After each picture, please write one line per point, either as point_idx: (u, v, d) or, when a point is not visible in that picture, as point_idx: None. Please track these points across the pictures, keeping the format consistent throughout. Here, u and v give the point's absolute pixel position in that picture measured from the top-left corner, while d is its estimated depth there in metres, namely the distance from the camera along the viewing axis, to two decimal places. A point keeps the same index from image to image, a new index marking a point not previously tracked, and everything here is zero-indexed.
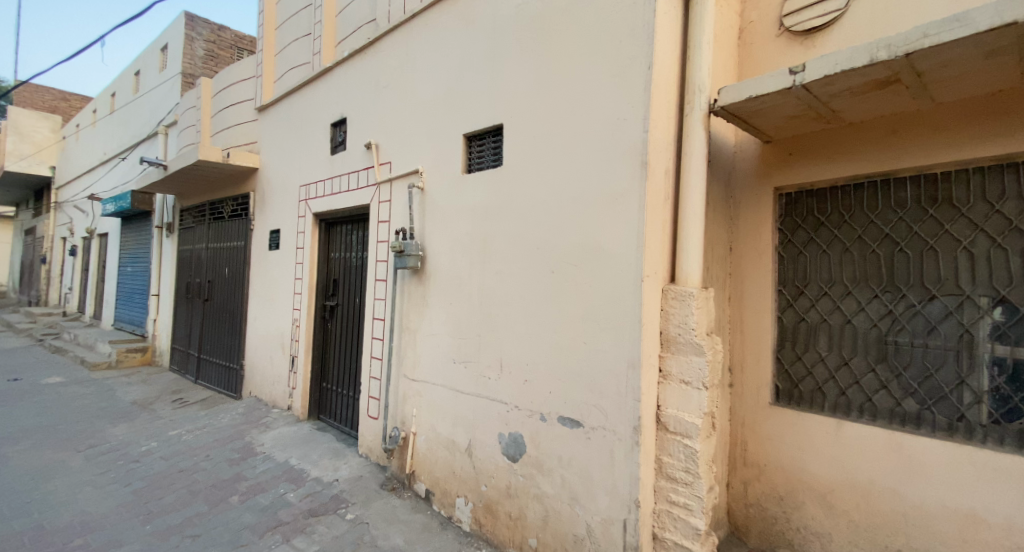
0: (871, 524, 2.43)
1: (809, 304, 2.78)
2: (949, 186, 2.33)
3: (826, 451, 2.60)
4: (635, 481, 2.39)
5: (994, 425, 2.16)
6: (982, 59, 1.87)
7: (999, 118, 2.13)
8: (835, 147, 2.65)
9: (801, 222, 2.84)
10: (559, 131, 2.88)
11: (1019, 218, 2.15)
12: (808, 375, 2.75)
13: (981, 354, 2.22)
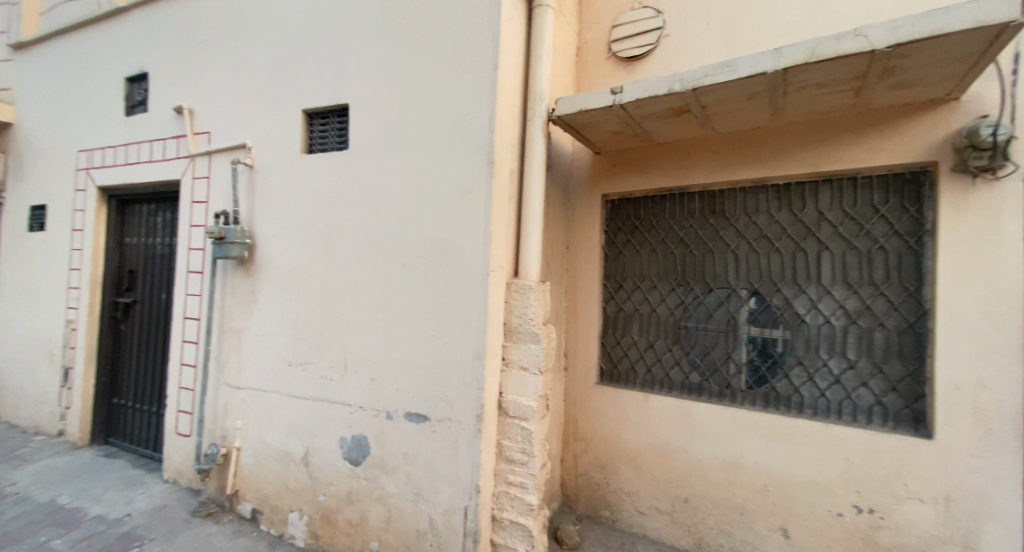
0: (668, 478, 2.92)
1: (626, 296, 3.20)
2: (724, 201, 2.89)
3: (637, 421, 3.04)
4: (476, 468, 2.49)
5: (749, 390, 2.75)
6: (745, 100, 2.34)
7: (757, 149, 2.71)
8: (647, 162, 3.07)
9: (621, 226, 3.25)
10: (406, 120, 2.80)
11: (767, 228, 2.75)
12: (624, 357, 3.18)
13: (741, 334, 2.80)
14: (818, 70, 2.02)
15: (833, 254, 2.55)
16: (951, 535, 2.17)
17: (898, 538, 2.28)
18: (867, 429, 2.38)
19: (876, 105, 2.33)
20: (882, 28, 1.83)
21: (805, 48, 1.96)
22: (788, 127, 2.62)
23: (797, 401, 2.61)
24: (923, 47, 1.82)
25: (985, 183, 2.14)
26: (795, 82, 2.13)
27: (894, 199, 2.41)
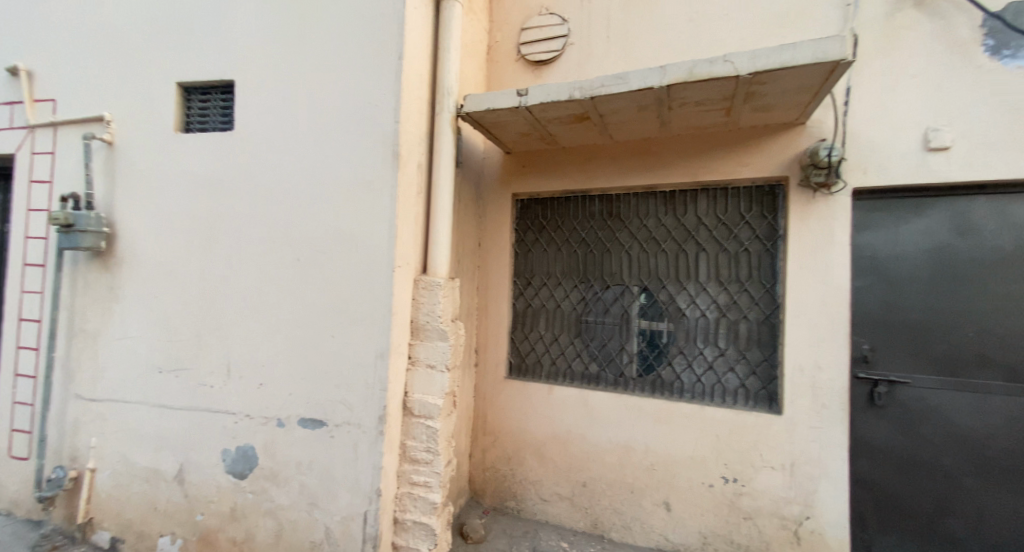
0: (568, 466, 3.07)
1: (534, 293, 3.31)
2: (621, 204, 3.09)
3: (541, 412, 3.16)
4: (377, 471, 2.41)
5: (640, 378, 2.98)
6: (637, 111, 2.53)
7: (650, 157, 2.93)
8: (553, 164, 3.19)
9: (529, 224, 3.35)
10: (302, 105, 2.61)
11: (657, 230, 2.99)
12: (531, 351, 3.28)
13: (634, 327, 3.02)
14: (697, 88, 2.23)
15: (709, 254, 2.85)
16: (795, 496, 2.54)
17: (756, 502, 2.62)
18: (734, 409, 2.70)
19: (745, 124, 2.64)
20: (746, 56, 2.08)
21: (684, 68, 2.16)
22: (675, 139, 2.87)
23: (679, 387, 2.88)
24: (777, 76, 2.09)
25: (824, 197, 2.53)
26: (678, 98, 2.35)
27: (757, 208, 2.75)
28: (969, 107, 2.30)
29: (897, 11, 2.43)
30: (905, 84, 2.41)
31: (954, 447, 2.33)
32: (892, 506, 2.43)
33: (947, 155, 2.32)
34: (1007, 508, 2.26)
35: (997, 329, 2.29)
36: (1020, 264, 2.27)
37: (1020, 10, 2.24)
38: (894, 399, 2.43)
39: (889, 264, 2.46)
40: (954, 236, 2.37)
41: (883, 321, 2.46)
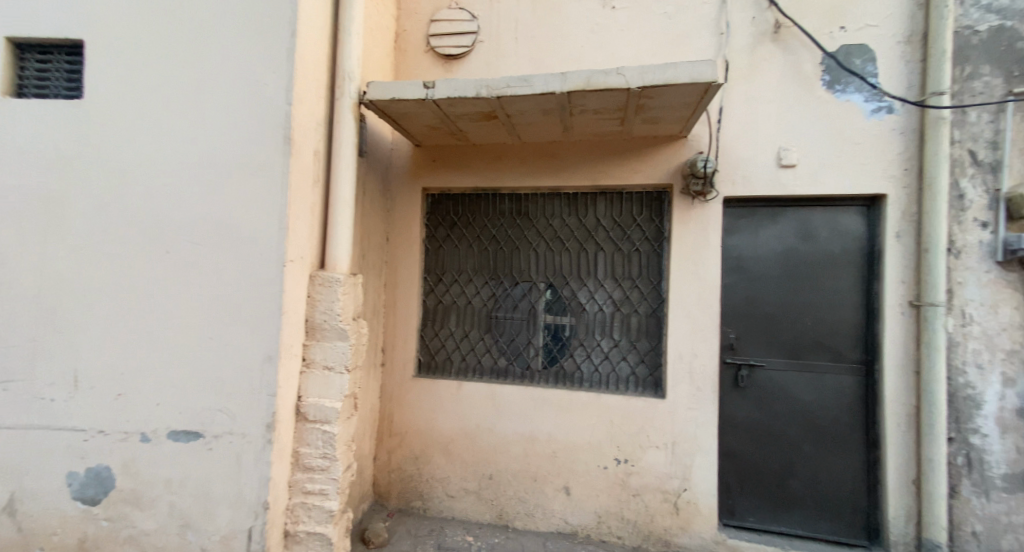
0: (475, 461, 3.10)
1: (444, 289, 3.29)
2: (529, 203, 3.18)
3: (449, 409, 3.15)
4: (264, 483, 2.22)
5: (545, 371, 3.10)
6: (542, 114, 2.61)
7: (555, 159, 3.05)
8: (463, 161, 3.19)
9: (440, 220, 3.32)
10: (175, 77, 2.30)
11: (562, 229, 3.13)
12: (441, 348, 3.26)
13: (540, 322, 3.13)
14: (595, 96, 2.37)
15: (608, 253, 3.05)
16: (675, 471, 2.83)
17: (643, 479, 2.87)
18: (626, 395, 2.93)
19: (638, 134, 2.87)
20: (636, 71, 2.25)
21: (583, 76, 2.28)
22: (578, 144, 3.02)
23: (580, 378, 3.05)
24: (663, 91, 2.30)
25: (700, 203, 2.83)
26: (578, 104, 2.47)
27: (647, 211, 3.00)
28: (810, 132, 2.72)
29: (759, 45, 2.81)
30: (764, 108, 2.78)
31: (797, 419, 2.76)
32: (750, 472, 2.81)
33: (793, 172, 2.73)
34: (834, 466, 2.72)
35: (828, 319, 2.75)
36: (844, 264, 2.75)
37: (848, 54, 2.70)
38: (752, 380, 2.82)
39: (749, 263, 2.84)
40: (799, 240, 2.80)
41: (745, 313, 2.84)
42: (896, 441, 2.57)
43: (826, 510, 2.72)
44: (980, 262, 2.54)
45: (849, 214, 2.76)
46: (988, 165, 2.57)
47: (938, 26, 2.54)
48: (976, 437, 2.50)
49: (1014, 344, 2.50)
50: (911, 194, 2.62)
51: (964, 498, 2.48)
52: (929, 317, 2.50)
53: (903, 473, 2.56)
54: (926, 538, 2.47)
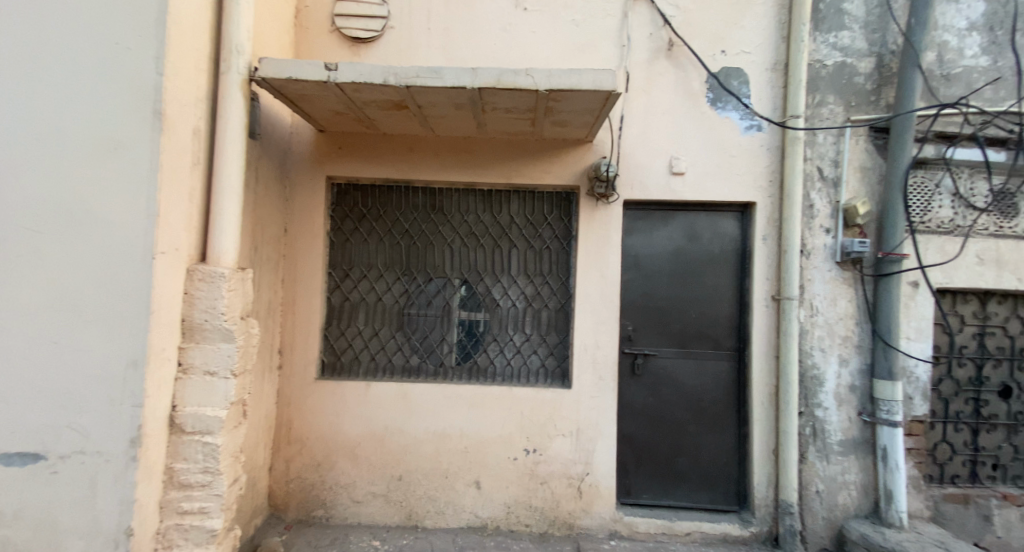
0: (383, 463, 2.99)
1: (352, 285, 3.12)
2: (443, 198, 3.14)
3: (356, 411, 3.00)
4: (128, 507, 1.94)
5: (458, 367, 3.09)
6: (454, 108, 2.59)
7: (469, 154, 3.04)
8: (372, 151, 3.05)
9: (348, 212, 3.15)
10: (6, 28, 1.90)
11: (476, 225, 3.13)
12: (348, 347, 3.10)
13: (454, 318, 3.11)
14: (505, 95, 2.40)
15: (520, 250, 3.12)
16: (579, 456, 2.99)
17: (550, 467, 2.99)
18: (535, 387, 3.02)
19: (548, 136, 2.96)
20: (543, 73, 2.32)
21: (492, 73, 2.30)
22: (492, 141, 3.04)
23: (493, 372, 3.09)
24: (569, 96, 2.40)
25: (603, 204, 3.01)
26: (489, 101, 2.49)
27: (557, 211, 3.12)
28: (696, 144, 3.03)
29: (655, 60, 3.05)
30: (659, 119, 3.03)
31: (683, 402, 3.07)
32: (644, 452, 3.07)
33: (682, 179, 3.02)
34: (713, 442, 3.07)
35: (710, 311, 3.10)
36: (723, 263, 3.11)
37: (727, 76, 3.05)
38: (646, 368, 3.07)
39: (645, 261, 3.10)
40: (686, 241, 3.10)
41: (641, 307, 3.09)
42: (761, 416, 2.97)
43: (707, 482, 3.06)
44: (823, 263, 3.03)
45: (726, 218, 3.13)
46: (830, 181, 3.07)
47: (796, 60, 2.97)
48: (819, 409, 2.99)
49: (846, 331, 3.03)
50: (774, 203, 3.04)
51: (810, 462, 2.95)
52: (786, 309, 2.93)
53: (766, 444, 2.97)
54: (782, 498, 2.89)
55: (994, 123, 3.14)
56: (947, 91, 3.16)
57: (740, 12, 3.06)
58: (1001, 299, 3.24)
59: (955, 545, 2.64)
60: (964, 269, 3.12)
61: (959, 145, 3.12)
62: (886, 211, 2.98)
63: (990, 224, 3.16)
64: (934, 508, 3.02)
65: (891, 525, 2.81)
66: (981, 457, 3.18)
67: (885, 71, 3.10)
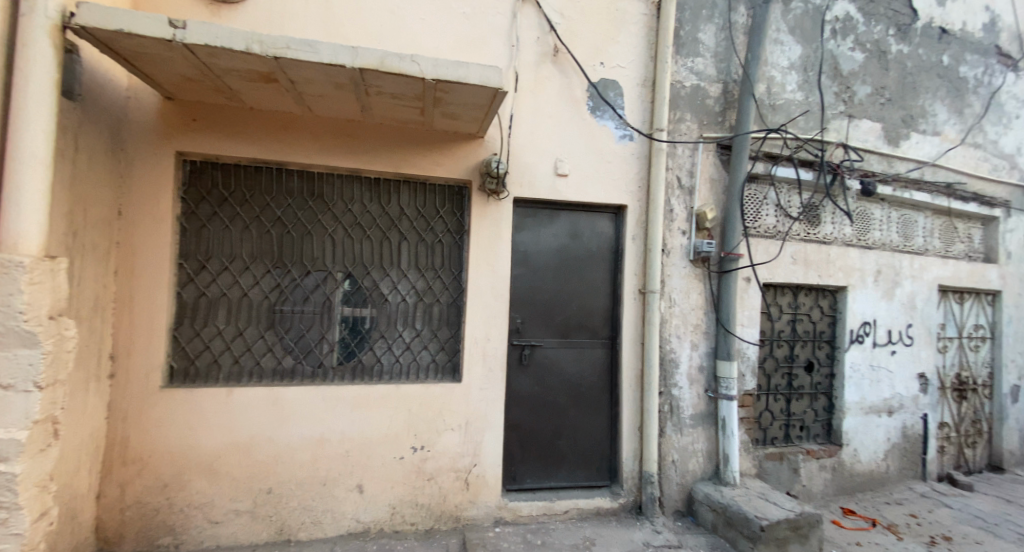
0: (249, 476, 2.68)
1: (210, 279, 2.73)
2: (322, 184, 2.89)
3: (215, 421, 2.63)
4: None
5: (339, 366, 2.89)
6: (333, 88, 2.39)
7: (352, 139, 2.84)
8: (235, 126, 2.69)
9: (204, 194, 2.74)
10: None
11: (361, 215, 2.95)
12: (205, 349, 2.71)
13: (335, 315, 2.90)
14: (390, 80, 2.29)
15: (409, 243, 3.01)
16: (467, 449, 3.00)
17: (437, 463, 2.95)
18: (423, 383, 2.96)
19: (439, 127, 2.89)
20: (429, 61, 2.26)
21: (375, 55, 2.17)
22: (380, 127, 2.88)
23: (378, 370, 2.95)
24: (457, 88, 2.37)
25: (493, 201, 3.04)
26: (373, 84, 2.35)
27: (447, 204, 3.08)
28: (578, 148, 3.22)
29: (542, 63, 3.16)
30: (545, 120, 3.16)
31: (565, 389, 3.26)
32: (529, 439, 3.20)
33: (566, 180, 3.19)
34: (590, 424, 3.32)
35: (589, 304, 3.33)
36: (601, 260, 3.37)
37: (605, 86, 3.29)
38: (532, 358, 3.20)
39: (532, 257, 3.22)
40: (569, 238, 3.29)
41: (528, 300, 3.20)
42: (630, 398, 3.30)
43: (584, 462, 3.30)
44: (681, 261, 3.46)
45: (604, 219, 3.38)
46: (687, 189, 3.50)
47: (661, 79, 3.31)
48: (675, 389, 3.41)
49: (697, 320, 3.50)
50: (643, 207, 3.37)
51: (668, 436, 3.35)
52: (650, 301, 3.28)
53: (633, 422, 3.30)
54: (646, 469, 3.24)
55: (803, 149, 3.87)
56: (773, 119, 3.80)
57: (616, 28, 3.31)
58: (806, 292, 4.03)
59: (772, 494, 3.23)
60: (782, 267, 3.81)
61: (780, 165, 3.79)
62: (728, 218, 3.51)
63: (799, 231, 3.91)
64: (758, 465, 3.66)
65: (727, 484, 3.33)
66: (791, 420, 3.93)
67: (729, 97, 3.62)
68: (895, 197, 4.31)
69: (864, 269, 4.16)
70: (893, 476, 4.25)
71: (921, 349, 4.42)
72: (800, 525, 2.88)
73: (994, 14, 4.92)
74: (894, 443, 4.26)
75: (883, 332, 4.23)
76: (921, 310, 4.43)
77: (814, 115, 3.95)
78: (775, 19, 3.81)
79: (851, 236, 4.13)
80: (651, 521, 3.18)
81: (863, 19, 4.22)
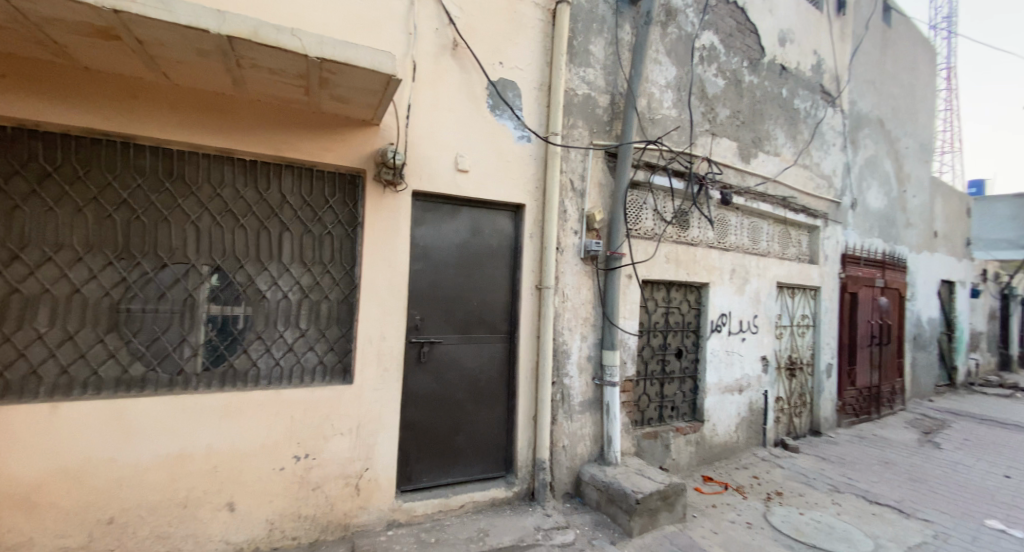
0: (83, 506, 2.25)
1: (27, 271, 2.24)
2: (183, 164, 2.53)
3: (34, 443, 2.17)
4: None
5: (204, 372, 2.56)
6: (196, 55, 2.10)
7: (223, 115, 2.51)
8: (65, 89, 2.23)
9: (20, 168, 2.24)
10: None
11: (232, 203, 2.64)
12: (20, 357, 2.22)
13: (199, 314, 2.57)
14: (266, 53, 2.07)
15: (291, 234, 2.77)
16: (357, 453, 2.85)
17: (324, 470, 2.76)
18: (308, 386, 2.74)
19: (329, 111, 2.69)
20: (313, 38, 2.09)
21: (247, 24, 1.95)
22: (257, 105, 2.59)
23: (255, 375, 2.67)
24: (344, 70, 2.22)
25: (390, 192, 2.92)
26: (246, 56, 2.10)
27: (338, 194, 2.88)
28: (478, 145, 3.23)
29: (441, 55, 3.09)
30: (444, 115, 3.10)
31: (463, 385, 3.25)
32: (426, 437, 3.13)
33: (466, 176, 3.18)
34: (487, 418, 3.35)
35: (488, 299, 3.35)
36: (500, 257, 3.41)
37: (504, 86, 3.33)
38: (431, 355, 3.13)
39: (431, 252, 3.14)
40: (470, 234, 3.28)
41: (427, 296, 3.12)
42: (525, 390, 3.40)
43: (481, 455, 3.32)
44: (573, 258, 3.65)
45: (503, 216, 3.43)
46: (579, 192, 3.70)
47: (555, 85, 3.46)
48: (566, 379, 3.60)
49: (586, 314, 3.73)
50: (540, 206, 3.49)
51: (559, 423, 3.52)
52: (546, 297, 3.42)
53: (528, 413, 3.41)
54: (538, 457, 3.38)
55: (675, 161, 4.33)
56: (652, 131, 4.19)
57: (514, 31, 3.38)
58: (677, 287, 4.52)
59: (646, 469, 3.60)
60: (658, 265, 4.23)
61: (657, 174, 4.19)
62: (614, 219, 3.79)
63: (672, 234, 4.36)
64: (637, 444, 4.03)
65: (611, 463, 3.62)
66: (664, 401, 4.38)
67: (615, 109, 3.91)
68: (746, 207, 5.03)
69: (722, 268, 4.78)
70: (741, 444, 4.96)
71: (763, 336, 5.22)
72: (667, 494, 3.27)
73: (818, 60, 5.96)
74: (743, 416, 4.98)
75: (735, 322, 4.91)
76: (764, 302, 5.22)
77: (685, 131, 4.44)
78: (655, 41, 4.19)
79: (712, 239, 4.72)
80: (542, 506, 3.33)
81: (724, 51, 4.83)
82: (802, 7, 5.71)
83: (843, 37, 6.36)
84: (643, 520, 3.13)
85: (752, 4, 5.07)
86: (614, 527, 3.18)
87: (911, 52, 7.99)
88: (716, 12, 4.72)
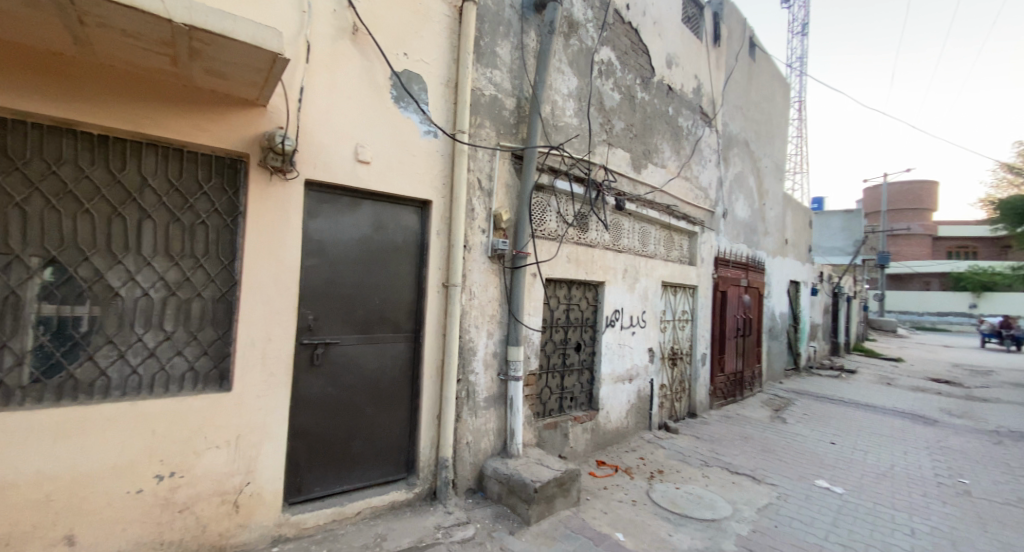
0: None
1: None
2: (4, 135, 2.10)
3: None
4: None
5: (33, 384, 2.17)
6: (21, 5, 1.74)
7: (62, 81, 2.13)
8: None
9: None
10: None
11: (74, 184, 2.26)
12: None
13: (25, 315, 2.16)
14: (119, 13, 1.79)
15: (154, 223, 2.44)
16: (237, 467, 2.59)
17: (194, 489, 2.47)
18: (175, 396, 2.42)
19: (203, 85, 2.38)
20: (180, 2, 1.85)
21: None
22: (107, 70, 2.20)
23: (104, 386, 2.30)
24: (220, 43, 2.00)
25: (279, 181, 2.68)
26: (92, 13, 1.80)
27: (215, 180, 2.59)
28: (381, 136, 3.09)
29: (340, 39, 2.90)
30: (343, 101, 2.92)
31: (362, 387, 3.10)
32: (319, 444, 2.93)
33: (367, 168, 3.02)
34: (388, 420, 3.23)
35: (391, 297, 3.23)
36: (404, 253, 3.30)
37: (409, 79, 3.23)
38: (326, 357, 2.94)
39: (328, 247, 2.94)
40: (372, 230, 3.13)
41: (323, 295, 2.92)
42: (429, 390, 3.35)
43: (380, 459, 3.20)
44: (480, 257, 3.66)
45: (408, 212, 3.32)
46: (487, 191, 3.71)
47: (462, 83, 3.44)
48: (472, 376, 3.60)
49: (493, 312, 3.77)
50: (446, 203, 3.44)
51: (463, 420, 3.52)
52: (452, 295, 3.39)
53: (431, 413, 3.36)
54: (441, 456, 3.35)
55: (576, 167, 4.55)
56: (555, 136, 4.35)
57: (420, 23, 3.28)
58: (577, 285, 4.75)
59: (545, 459, 3.76)
60: (560, 265, 4.41)
61: (559, 178, 4.36)
62: (520, 219, 3.88)
63: (573, 235, 4.58)
64: (538, 435, 4.17)
65: (512, 455, 3.72)
66: (564, 393, 4.59)
67: (521, 112, 4.00)
68: (638, 213, 5.44)
69: (617, 268, 5.13)
70: (631, 429, 5.37)
71: (651, 330, 5.71)
72: (563, 481, 3.45)
73: (698, 84, 6.64)
74: (632, 403, 5.40)
75: (627, 317, 5.30)
76: (652, 299, 5.71)
77: (585, 139, 4.68)
78: (558, 50, 4.35)
79: (608, 241, 5.04)
80: (444, 504, 3.31)
81: (620, 67, 5.17)
82: (686, 35, 6.32)
83: (718, 66, 7.17)
84: (540, 508, 3.26)
85: (644, 26, 5.50)
86: (513, 517, 3.27)
87: (770, 85, 9.24)
88: (613, 29, 5.03)
